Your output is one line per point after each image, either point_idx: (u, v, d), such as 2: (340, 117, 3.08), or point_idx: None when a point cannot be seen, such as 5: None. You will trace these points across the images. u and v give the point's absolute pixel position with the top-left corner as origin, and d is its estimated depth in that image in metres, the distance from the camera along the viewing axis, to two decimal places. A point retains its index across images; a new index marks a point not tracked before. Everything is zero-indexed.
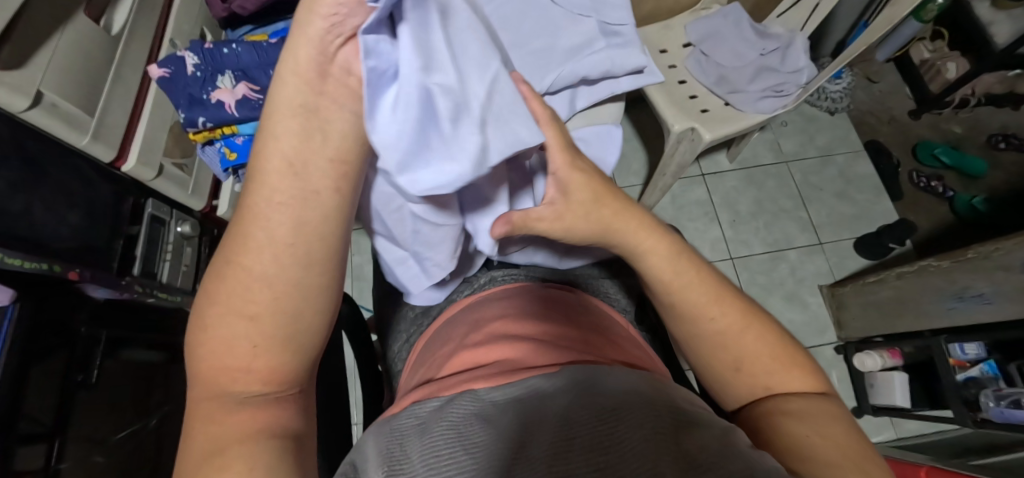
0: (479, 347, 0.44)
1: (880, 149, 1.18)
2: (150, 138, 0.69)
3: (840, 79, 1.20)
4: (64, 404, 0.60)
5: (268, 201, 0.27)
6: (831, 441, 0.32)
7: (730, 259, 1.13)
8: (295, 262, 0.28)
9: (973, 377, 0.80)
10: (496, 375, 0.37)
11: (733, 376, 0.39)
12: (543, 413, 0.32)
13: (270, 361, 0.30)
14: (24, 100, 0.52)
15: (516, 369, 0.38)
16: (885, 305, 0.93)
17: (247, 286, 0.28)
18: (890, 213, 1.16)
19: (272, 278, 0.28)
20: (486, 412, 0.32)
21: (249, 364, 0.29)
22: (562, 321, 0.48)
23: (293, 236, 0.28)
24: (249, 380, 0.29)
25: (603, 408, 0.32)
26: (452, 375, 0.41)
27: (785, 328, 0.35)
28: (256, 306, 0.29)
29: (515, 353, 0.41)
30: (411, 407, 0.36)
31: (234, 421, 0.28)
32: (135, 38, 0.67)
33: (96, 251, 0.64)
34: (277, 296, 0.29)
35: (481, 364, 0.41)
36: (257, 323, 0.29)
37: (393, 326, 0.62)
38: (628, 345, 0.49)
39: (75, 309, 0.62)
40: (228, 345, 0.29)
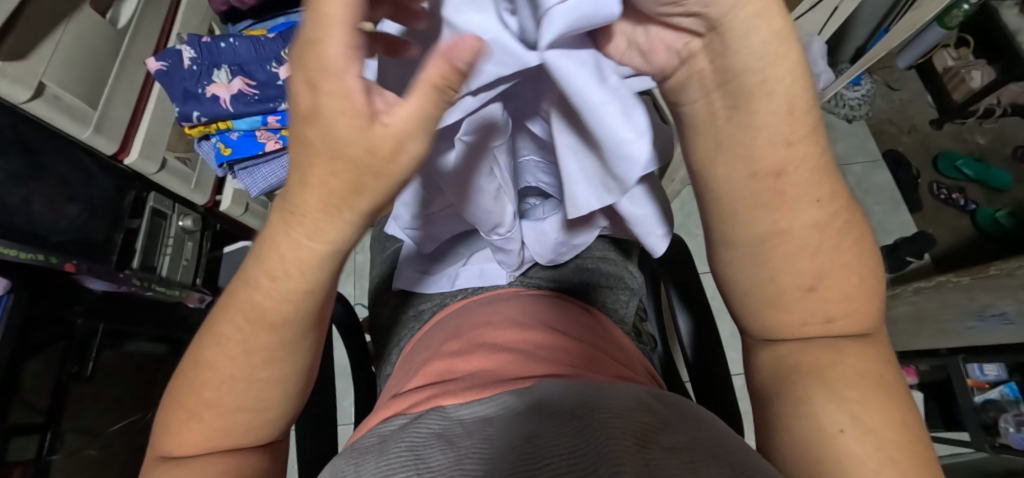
0: (459, 357, 0.43)
1: (899, 159, 1.14)
2: (155, 132, 0.69)
3: (858, 86, 1.17)
4: (58, 396, 0.60)
5: (241, 304, 0.27)
6: (861, 430, 0.26)
7: None
8: (282, 353, 0.28)
9: (992, 399, 0.77)
10: (467, 391, 0.36)
11: (795, 298, 0.29)
12: (503, 429, 0.30)
13: (252, 426, 0.30)
14: (25, 92, 0.52)
15: (488, 382, 0.37)
16: (900, 321, 0.89)
17: (249, 375, 0.28)
18: (906, 226, 1.11)
19: (242, 371, 0.28)
20: (446, 433, 0.31)
21: (228, 431, 0.30)
22: (550, 329, 0.46)
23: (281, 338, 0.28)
24: (227, 447, 0.30)
25: (564, 415, 0.30)
26: (427, 387, 0.39)
27: (799, 301, 0.29)
28: (234, 394, 0.29)
29: (495, 365, 0.40)
30: (381, 425, 0.36)
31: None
32: (141, 32, 0.67)
33: (94, 244, 0.64)
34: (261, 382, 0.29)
35: (458, 377, 0.40)
36: (242, 403, 0.29)
37: (387, 329, 0.61)
38: (625, 362, 0.46)
39: (71, 301, 0.62)
40: (210, 414, 0.29)
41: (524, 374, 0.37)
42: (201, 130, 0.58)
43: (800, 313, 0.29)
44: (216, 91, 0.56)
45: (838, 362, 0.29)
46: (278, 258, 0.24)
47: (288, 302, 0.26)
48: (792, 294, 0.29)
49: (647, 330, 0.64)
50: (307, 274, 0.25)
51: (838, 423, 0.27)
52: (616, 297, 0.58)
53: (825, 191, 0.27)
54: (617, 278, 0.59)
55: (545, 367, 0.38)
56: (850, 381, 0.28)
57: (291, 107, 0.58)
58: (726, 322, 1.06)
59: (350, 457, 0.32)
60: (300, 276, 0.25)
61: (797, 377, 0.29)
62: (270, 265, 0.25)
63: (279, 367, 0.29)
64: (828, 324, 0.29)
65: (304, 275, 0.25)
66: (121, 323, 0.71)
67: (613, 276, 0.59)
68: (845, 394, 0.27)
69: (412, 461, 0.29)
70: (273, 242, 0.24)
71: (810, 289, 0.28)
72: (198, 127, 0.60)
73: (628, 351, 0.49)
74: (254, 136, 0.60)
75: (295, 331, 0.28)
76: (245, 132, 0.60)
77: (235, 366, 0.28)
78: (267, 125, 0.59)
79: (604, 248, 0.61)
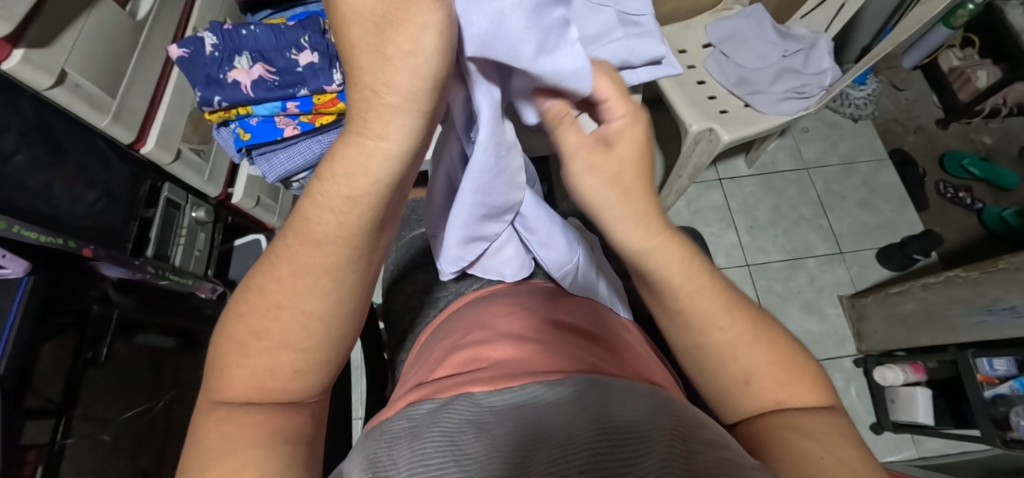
0: (482, 344, 0.43)
1: (905, 158, 1.15)
2: (171, 122, 0.70)
3: (865, 85, 1.17)
4: (73, 381, 0.61)
5: (303, 235, 0.27)
6: (835, 457, 0.29)
7: (746, 266, 1.10)
8: (334, 288, 0.29)
9: (1002, 394, 0.76)
10: (496, 380, 0.36)
11: (738, 389, 0.34)
12: (540, 419, 0.31)
13: (291, 368, 0.30)
14: (48, 79, 0.52)
15: (516, 373, 0.37)
16: (908, 317, 0.89)
17: (296, 305, 0.29)
18: (913, 225, 1.11)
19: (294, 304, 0.29)
20: (479, 420, 0.31)
21: (270, 371, 0.30)
22: (570, 321, 0.47)
23: (333, 272, 0.28)
24: (269, 393, 0.30)
25: (600, 408, 0.31)
26: (453, 376, 0.39)
27: (725, 379, 0.34)
28: (284, 329, 0.29)
29: (521, 354, 0.40)
30: (407, 410, 0.36)
31: (238, 425, 0.29)
32: (159, 23, 0.68)
33: (108, 230, 0.65)
34: (306, 318, 0.29)
35: (484, 364, 0.40)
36: (286, 340, 0.29)
37: (401, 315, 0.62)
38: (650, 356, 0.46)
39: (87, 286, 0.63)
40: (257, 347, 0.29)
41: (553, 368, 0.38)
42: (222, 116, 0.59)
43: (727, 382, 0.34)
44: (237, 76, 0.57)
45: (804, 414, 0.32)
46: (339, 175, 0.25)
47: (343, 228, 0.27)
48: (731, 386, 0.34)
49: None
50: (360, 192, 0.25)
51: (817, 452, 0.29)
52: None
53: (725, 318, 0.34)
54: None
55: (573, 360, 0.39)
56: (818, 428, 0.31)
57: (309, 94, 0.59)
58: None
59: (379, 442, 0.32)
60: (354, 193, 0.25)
61: (778, 428, 0.32)
62: (337, 191, 0.25)
63: (329, 303, 0.29)
64: (776, 402, 0.34)
65: (359, 192, 0.25)
66: (135, 311, 0.72)
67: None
68: (820, 435, 0.31)
69: (449, 448, 0.29)
70: (333, 155, 0.25)
71: (743, 379, 0.34)
72: (217, 115, 0.61)
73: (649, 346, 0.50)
74: (273, 121, 0.61)
75: (346, 261, 0.28)
76: (264, 119, 0.61)
77: (286, 300, 0.29)
78: (286, 111, 0.60)
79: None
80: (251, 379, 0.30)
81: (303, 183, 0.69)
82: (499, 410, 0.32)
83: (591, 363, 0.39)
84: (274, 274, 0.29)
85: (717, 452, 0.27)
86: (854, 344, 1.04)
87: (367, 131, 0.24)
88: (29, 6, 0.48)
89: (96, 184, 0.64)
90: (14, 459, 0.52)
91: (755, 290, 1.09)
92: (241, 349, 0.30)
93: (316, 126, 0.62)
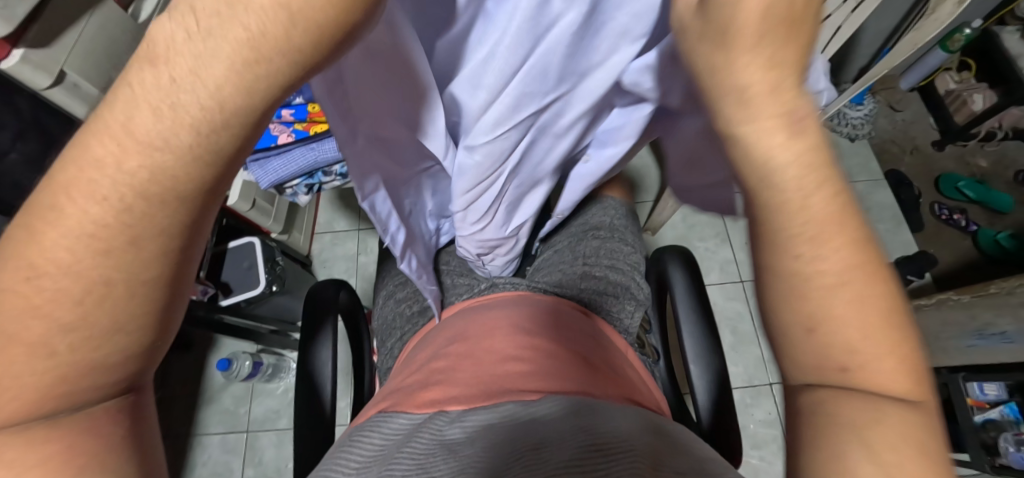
0: (464, 358, 0.43)
1: (901, 179, 1.16)
2: None
3: (862, 105, 1.18)
4: None
5: (96, 176, 0.17)
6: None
7: (739, 282, 1.10)
8: (178, 249, 0.18)
9: (992, 419, 0.76)
10: (472, 400, 0.37)
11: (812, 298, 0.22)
12: (507, 440, 0.31)
13: (123, 375, 0.20)
14: (46, 79, 0.54)
15: (494, 392, 0.38)
16: None
17: (80, 274, 0.17)
18: (907, 246, 1.12)
19: (81, 270, 0.17)
20: (449, 443, 0.32)
21: (62, 377, 0.19)
22: (551, 333, 0.47)
23: (173, 230, 0.18)
24: (69, 399, 0.19)
25: (569, 426, 0.32)
26: (430, 390, 0.40)
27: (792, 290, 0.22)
28: (70, 317, 0.18)
29: (499, 371, 0.41)
30: (380, 423, 0.38)
31: (13, 462, 0.19)
32: None
33: None
34: (135, 291, 0.18)
35: (462, 379, 0.40)
36: (89, 340, 0.18)
37: (389, 323, 0.61)
38: (621, 370, 0.47)
39: None
40: (33, 353, 0.18)
41: (527, 388, 0.38)
42: None
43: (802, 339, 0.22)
44: None
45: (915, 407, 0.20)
46: (161, 94, 0.16)
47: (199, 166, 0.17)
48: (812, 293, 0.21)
49: (652, 344, 0.63)
50: (214, 134, 0.16)
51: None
52: (621, 306, 0.58)
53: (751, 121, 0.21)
54: (623, 288, 0.60)
55: (549, 378, 0.40)
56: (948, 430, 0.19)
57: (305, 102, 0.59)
58: (726, 335, 1.06)
59: (358, 461, 0.35)
60: (202, 129, 0.16)
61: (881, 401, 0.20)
62: (149, 98, 0.16)
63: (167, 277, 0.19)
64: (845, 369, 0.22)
65: (215, 119, 0.16)
66: None
67: (620, 286, 0.60)
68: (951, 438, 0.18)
69: (418, 471, 0.30)
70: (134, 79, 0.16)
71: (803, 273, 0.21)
72: None
73: (615, 350, 0.51)
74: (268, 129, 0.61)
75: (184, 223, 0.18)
76: None
77: (90, 264, 0.17)
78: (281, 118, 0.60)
79: (614, 259, 0.62)
80: (32, 398, 0.18)
81: (298, 189, 0.68)
82: (471, 430, 0.33)
83: (564, 379, 0.40)
84: (48, 210, 0.17)
85: (677, 464, 0.29)
86: None
87: (174, 65, 0.15)
88: (30, 8, 0.48)
89: None
90: None
91: (749, 306, 1.08)
92: (19, 361, 0.18)
93: (312, 134, 0.60)
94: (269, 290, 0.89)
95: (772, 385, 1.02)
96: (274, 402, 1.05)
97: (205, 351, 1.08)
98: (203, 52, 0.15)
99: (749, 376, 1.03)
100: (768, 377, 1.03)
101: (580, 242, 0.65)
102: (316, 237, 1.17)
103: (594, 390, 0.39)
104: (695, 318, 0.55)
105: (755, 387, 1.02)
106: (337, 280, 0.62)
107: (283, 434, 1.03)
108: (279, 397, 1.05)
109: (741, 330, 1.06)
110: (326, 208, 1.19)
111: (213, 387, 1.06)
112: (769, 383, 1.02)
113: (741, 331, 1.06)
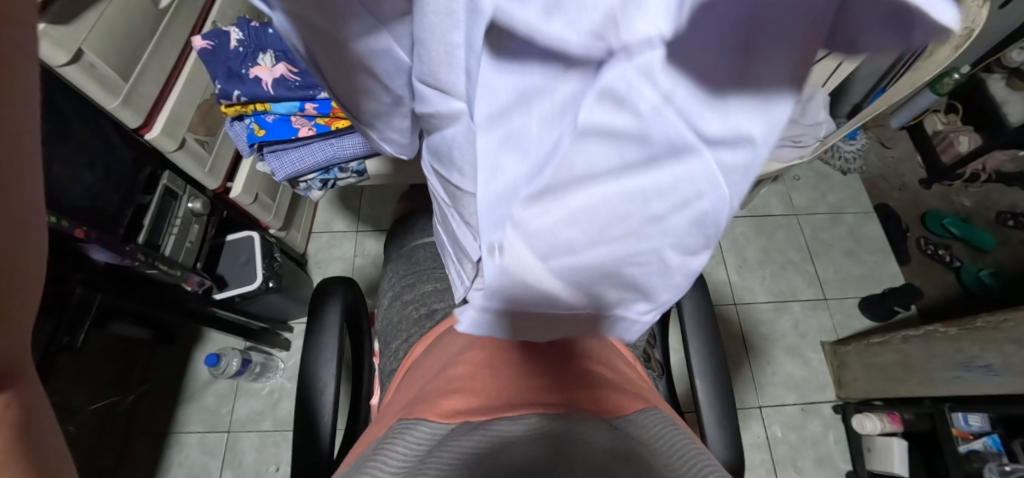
0: (476, 368, 0.45)
1: (889, 212, 1.19)
2: (180, 112, 0.70)
3: (855, 140, 1.22)
4: (43, 365, 0.58)
5: None
6: None
7: (733, 305, 1.12)
8: None
9: (976, 449, 0.79)
10: (487, 413, 0.40)
11: None
12: (518, 458, 0.35)
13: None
14: (64, 55, 0.52)
15: (509, 407, 0.40)
16: (888, 368, 0.90)
17: None
18: (893, 279, 1.15)
19: None
20: (470, 460, 0.35)
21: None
22: (558, 342, 0.49)
23: None
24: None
25: (574, 450, 0.35)
26: (446, 397, 0.42)
27: None
28: None
29: (511, 384, 0.43)
30: (402, 431, 0.38)
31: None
32: (179, 14, 0.68)
33: (105, 214, 0.64)
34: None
35: (476, 389, 0.42)
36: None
37: (394, 325, 0.61)
38: (620, 365, 0.50)
39: (72, 269, 0.62)
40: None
41: (539, 399, 0.41)
42: (238, 110, 0.59)
43: None
44: (259, 73, 0.58)
45: None
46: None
47: None
48: None
49: (656, 359, 0.63)
50: None
51: None
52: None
53: None
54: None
55: (557, 392, 0.42)
56: None
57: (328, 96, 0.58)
58: None
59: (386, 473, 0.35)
60: None
61: None
62: None
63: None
64: None
65: None
66: (117, 298, 0.70)
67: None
68: None
69: None
70: None
71: None
72: (232, 108, 0.61)
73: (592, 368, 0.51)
74: (288, 120, 0.59)
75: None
76: (281, 117, 0.60)
77: None
78: (304, 111, 0.58)
79: None
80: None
81: (312, 184, 0.67)
82: (488, 448, 0.36)
83: (572, 391, 0.42)
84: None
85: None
86: (834, 390, 1.05)
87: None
88: None
89: (98, 165, 0.62)
90: None
91: (741, 328, 1.10)
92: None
93: (332, 130, 0.60)
94: (265, 286, 0.87)
95: (761, 408, 1.03)
96: (258, 402, 1.02)
97: (191, 346, 1.05)
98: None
99: (740, 399, 1.04)
100: (757, 400, 1.04)
101: None
102: (314, 236, 1.16)
103: (601, 398, 0.42)
104: (702, 334, 0.56)
105: (745, 410, 1.03)
106: (346, 278, 0.61)
107: (268, 436, 1.00)
108: (264, 397, 1.03)
109: (734, 353, 1.07)
110: (326, 208, 1.19)
111: (196, 384, 1.03)
112: (759, 406, 1.03)
113: (732, 352, 1.08)
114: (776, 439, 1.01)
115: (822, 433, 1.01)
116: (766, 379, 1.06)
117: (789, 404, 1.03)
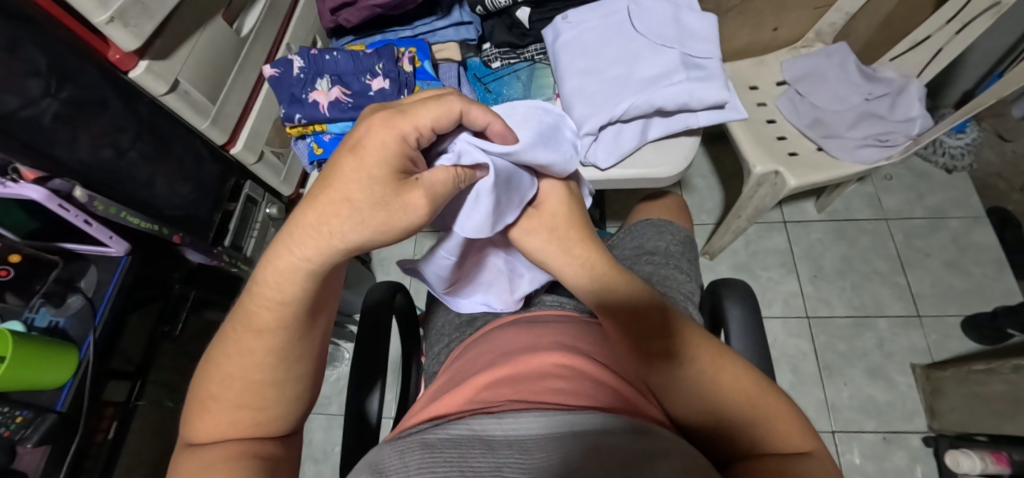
0: (512, 360, 0.40)
1: (1007, 217, 1.04)
2: (257, 128, 0.77)
3: (963, 133, 1.06)
4: (150, 352, 0.68)
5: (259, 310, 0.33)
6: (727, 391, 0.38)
7: (805, 318, 1.03)
8: (282, 346, 0.34)
9: None
10: (516, 399, 0.35)
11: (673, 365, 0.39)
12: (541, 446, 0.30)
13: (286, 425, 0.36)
14: (163, 86, 0.58)
15: (539, 395, 0.35)
16: (994, 400, 0.79)
17: (248, 374, 0.34)
18: (1011, 295, 1.00)
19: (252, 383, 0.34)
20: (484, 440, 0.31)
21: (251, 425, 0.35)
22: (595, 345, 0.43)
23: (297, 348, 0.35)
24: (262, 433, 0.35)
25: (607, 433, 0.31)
26: (476, 391, 0.38)
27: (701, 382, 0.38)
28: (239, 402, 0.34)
29: (548, 379, 0.37)
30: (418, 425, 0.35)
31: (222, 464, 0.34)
32: (259, 41, 0.73)
33: (197, 222, 0.74)
34: (281, 380, 0.35)
35: (510, 381, 0.38)
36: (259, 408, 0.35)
37: (439, 330, 0.64)
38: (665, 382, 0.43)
39: (172, 268, 0.71)
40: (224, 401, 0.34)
41: (585, 397, 0.35)
42: (300, 130, 0.61)
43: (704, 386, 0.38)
44: (319, 97, 0.59)
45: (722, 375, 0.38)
46: (271, 282, 0.32)
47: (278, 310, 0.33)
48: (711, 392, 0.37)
49: None
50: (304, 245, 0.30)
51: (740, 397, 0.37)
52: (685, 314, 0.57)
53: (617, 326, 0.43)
54: (687, 297, 0.59)
55: (601, 392, 0.36)
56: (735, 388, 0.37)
57: None
58: (787, 374, 0.99)
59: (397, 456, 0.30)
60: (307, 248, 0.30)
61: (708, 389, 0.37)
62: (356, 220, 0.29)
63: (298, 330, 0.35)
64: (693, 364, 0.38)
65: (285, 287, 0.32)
66: (208, 293, 0.80)
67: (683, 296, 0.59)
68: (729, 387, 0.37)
69: (455, 463, 0.29)
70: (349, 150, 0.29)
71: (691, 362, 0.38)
72: (297, 128, 0.64)
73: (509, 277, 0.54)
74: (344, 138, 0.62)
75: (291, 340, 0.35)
76: (337, 135, 0.62)
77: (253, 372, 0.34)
78: None
79: (678, 272, 0.62)
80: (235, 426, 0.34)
81: None
82: (507, 435, 0.31)
83: (605, 389, 0.37)
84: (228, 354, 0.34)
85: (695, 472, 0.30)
86: (925, 419, 0.93)
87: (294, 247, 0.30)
88: (156, 25, 0.54)
89: (191, 179, 0.72)
90: (92, 413, 0.59)
91: (813, 345, 1.01)
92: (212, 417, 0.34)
93: None
94: None
95: (834, 432, 0.94)
96: (328, 388, 1.12)
97: None
98: (358, 176, 0.28)
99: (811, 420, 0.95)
100: (830, 423, 0.95)
101: (641, 255, 0.65)
102: None
103: (634, 406, 0.36)
104: (756, 340, 0.54)
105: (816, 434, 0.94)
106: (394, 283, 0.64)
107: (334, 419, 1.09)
108: (331, 383, 1.12)
109: (804, 370, 0.99)
110: None
111: None
112: (831, 430, 0.94)
113: (802, 370, 0.99)
114: (850, 467, 0.91)
115: (907, 467, 0.90)
116: (841, 402, 0.96)
117: (867, 431, 0.93)
